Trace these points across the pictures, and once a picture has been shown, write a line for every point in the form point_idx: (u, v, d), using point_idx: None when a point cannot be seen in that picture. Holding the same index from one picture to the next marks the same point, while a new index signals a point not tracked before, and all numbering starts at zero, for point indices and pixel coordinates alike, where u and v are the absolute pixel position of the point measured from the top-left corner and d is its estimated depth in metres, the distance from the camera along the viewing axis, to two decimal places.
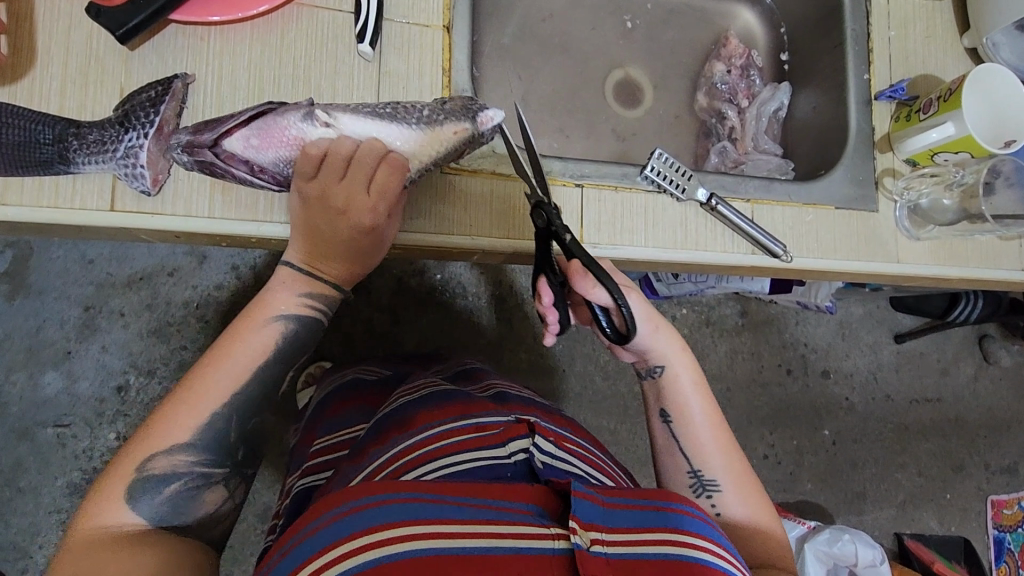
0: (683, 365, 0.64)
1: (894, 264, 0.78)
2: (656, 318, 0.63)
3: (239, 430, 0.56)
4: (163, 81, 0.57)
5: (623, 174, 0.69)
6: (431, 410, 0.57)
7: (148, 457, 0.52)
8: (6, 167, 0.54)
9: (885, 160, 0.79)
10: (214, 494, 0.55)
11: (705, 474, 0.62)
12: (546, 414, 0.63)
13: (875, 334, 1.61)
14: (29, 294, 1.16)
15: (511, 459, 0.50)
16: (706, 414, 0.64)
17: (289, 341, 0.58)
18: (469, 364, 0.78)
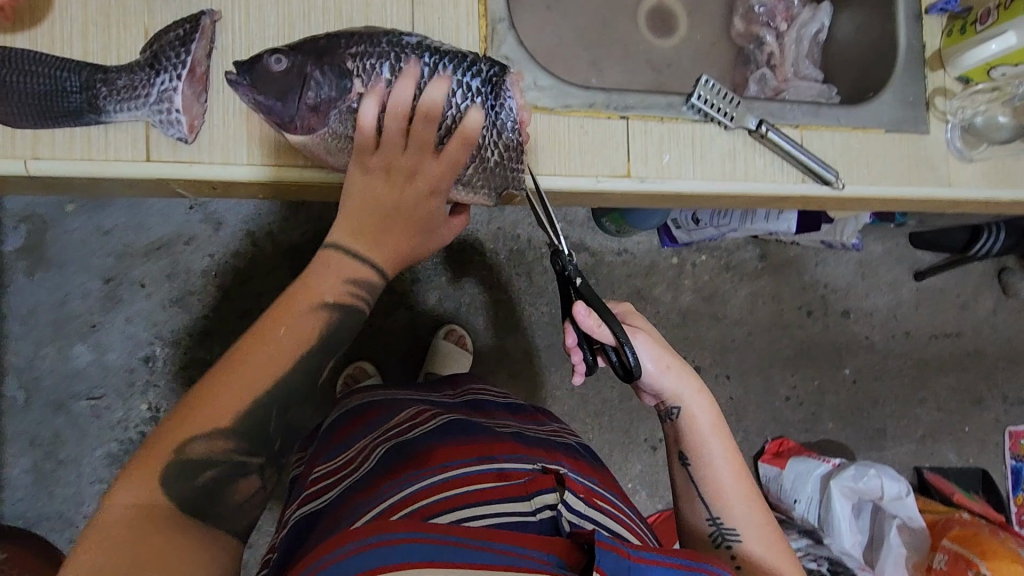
0: (701, 406, 0.66)
1: (945, 188, 0.74)
2: (668, 359, 0.65)
3: (278, 417, 0.53)
4: (190, 19, 0.55)
5: (669, 104, 0.66)
6: (456, 448, 0.58)
7: (188, 438, 0.49)
8: (38, 119, 0.53)
9: (936, 79, 0.75)
10: (247, 483, 0.52)
11: (724, 522, 0.64)
12: (570, 462, 0.62)
13: (895, 272, 1.58)
14: (49, 269, 1.14)
15: (537, 516, 0.50)
16: (725, 457, 0.66)
17: (332, 331, 0.55)
18: (489, 392, 0.79)
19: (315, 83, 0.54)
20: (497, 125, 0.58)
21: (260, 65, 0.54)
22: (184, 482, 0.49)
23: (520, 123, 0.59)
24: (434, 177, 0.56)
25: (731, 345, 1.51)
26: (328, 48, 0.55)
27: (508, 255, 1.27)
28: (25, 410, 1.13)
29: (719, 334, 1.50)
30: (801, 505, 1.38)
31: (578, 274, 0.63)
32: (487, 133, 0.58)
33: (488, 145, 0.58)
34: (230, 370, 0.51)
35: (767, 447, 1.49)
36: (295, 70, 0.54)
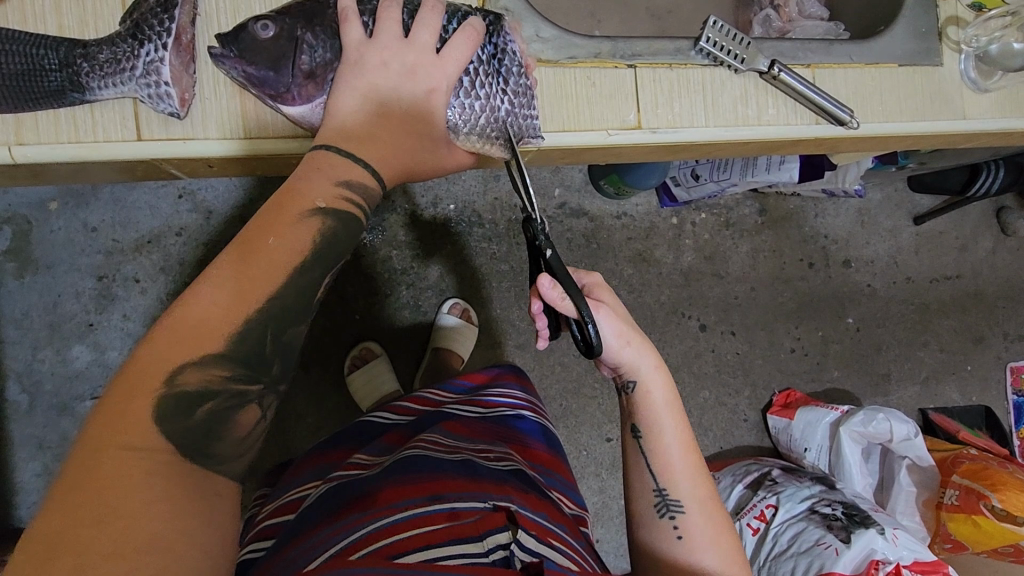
0: (656, 382, 0.64)
1: (960, 122, 0.72)
2: (629, 334, 0.62)
3: (274, 341, 0.47)
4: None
5: (677, 49, 0.64)
6: (406, 485, 0.59)
7: (178, 368, 0.43)
8: (18, 103, 0.50)
9: (948, 8, 0.73)
10: (246, 415, 0.47)
11: (669, 494, 0.63)
12: (524, 494, 0.62)
13: (894, 218, 1.58)
14: (38, 270, 1.11)
15: (489, 557, 0.51)
16: (677, 434, 0.64)
17: (327, 241, 0.49)
18: (440, 407, 0.80)
19: (308, 49, 0.52)
20: (499, 69, 0.57)
21: (247, 32, 0.51)
22: (178, 420, 0.43)
23: (525, 67, 0.59)
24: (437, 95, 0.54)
25: (735, 301, 1.50)
26: (317, 9, 0.53)
27: (506, 223, 1.25)
28: (29, 415, 1.11)
29: (722, 292, 1.49)
30: (812, 453, 1.39)
31: (549, 245, 0.61)
32: (491, 79, 0.57)
33: (495, 92, 0.57)
34: (215, 288, 0.45)
35: (775, 399, 1.48)
36: (284, 36, 0.51)
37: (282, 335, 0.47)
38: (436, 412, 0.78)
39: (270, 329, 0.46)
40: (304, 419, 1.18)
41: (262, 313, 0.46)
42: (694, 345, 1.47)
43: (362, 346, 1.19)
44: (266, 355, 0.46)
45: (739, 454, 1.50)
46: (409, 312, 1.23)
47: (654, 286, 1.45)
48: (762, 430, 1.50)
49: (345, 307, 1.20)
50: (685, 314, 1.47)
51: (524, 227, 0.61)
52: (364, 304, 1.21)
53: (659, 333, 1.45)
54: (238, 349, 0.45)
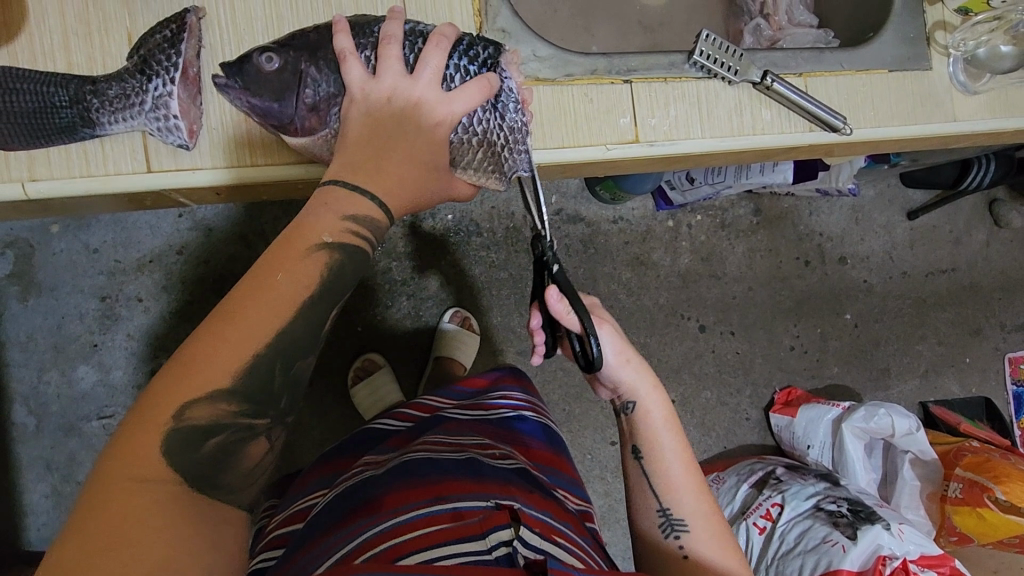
0: (654, 402, 0.66)
1: (951, 123, 0.73)
2: (629, 354, 0.65)
3: (283, 373, 0.47)
4: (176, 19, 0.52)
5: (671, 63, 0.65)
6: (412, 487, 0.60)
7: (187, 404, 0.44)
8: (29, 138, 0.51)
9: (935, 13, 0.74)
10: (255, 448, 0.48)
11: (674, 512, 0.64)
12: (527, 492, 0.61)
13: (888, 214, 1.59)
14: (41, 293, 1.12)
15: (494, 555, 0.51)
16: (677, 452, 0.66)
17: (335, 274, 0.49)
18: (441, 411, 0.80)
19: (312, 82, 0.53)
20: (497, 103, 0.57)
21: (255, 63, 0.52)
22: (187, 454, 0.44)
23: (523, 103, 0.59)
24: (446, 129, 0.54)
25: (733, 301, 1.51)
26: (320, 42, 0.53)
27: (505, 233, 1.26)
28: (36, 437, 1.11)
29: (720, 292, 1.50)
30: (815, 450, 1.40)
31: (556, 260, 0.60)
32: (489, 113, 0.57)
33: (494, 124, 0.58)
34: (223, 328, 0.45)
35: (776, 398, 1.50)
36: (288, 68, 0.52)
37: (292, 367, 0.48)
38: (438, 416, 0.78)
39: (274, 358, 0.46)
40: (310, 432, 1.19)
41: (269, 349, 0.46)
42: (694, 345, 1.49)
43: (365, 357, 1.20)
44: (272, 383, 0.47)
45: (743, 453, 1.51)
46: (411, 325, 1.24)
47: (652, 288, 1.46)
48: (764, 428, 1.51)
49: (348, 321, 1.21)
50: (685, 315, 1.48)
51: (534, 244, 0.61)
52: (366, 317, 1.21)
53: (659, 335, 1.47)
54: (243, 379, 0.45)
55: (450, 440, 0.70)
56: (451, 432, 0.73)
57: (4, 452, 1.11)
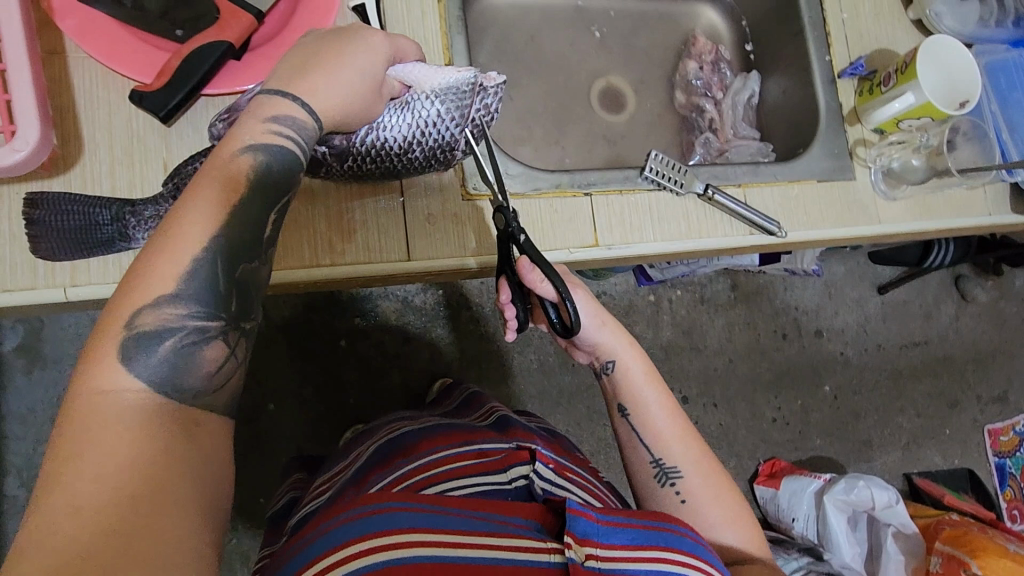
0: (632, 357, 0.70)
1: (876, 225, 0.83)
2: (604, 317, 0.69)
3: (228, 274, 0.47)
4: (206, 152, 0.61)
5: (625, 177, 0.76)
6: (440, 438, 0.67)
7: (135, 312, 0.44)
8: (75, 251, 0.60)
9: (855, 131, 0.86)
10: (214, 350, 0.47)
11: (666, 461, 0.68)
12: (546, 442, 0.69)
13: (859, 289, 1.68)
14: (46, 366, 1.17)
15: (512, 485, 0.58)
16: (660, 403, 0.70)
17: (262, 174, 0.50)
18: (472, 391, 0.88)
19: None
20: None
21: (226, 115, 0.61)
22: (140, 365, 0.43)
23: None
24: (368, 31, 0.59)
25: (714, 374, 1.57)
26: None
27: (493, 309, 1.34)
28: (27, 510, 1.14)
29: (701, 365, 1.57)
30: (799, 523, 1.42)
31: (522, 231, 0.63)
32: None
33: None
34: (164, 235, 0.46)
35: (761, 469, 1.54)
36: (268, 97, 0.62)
37: (236, 266, 0.48)
38: (469, 397, 0.86)
39: None
40: None
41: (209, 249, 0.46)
42: None
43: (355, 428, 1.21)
44: None
45: None
46: (401, 394, 1.29)
47: None
48: (750, 499, 1.54)
49: (340, 393, 1.27)
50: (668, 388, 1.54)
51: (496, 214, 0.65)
52: (357, 388, 1.27)
53: None
54: None
55: (480, 410, 0.78)
56: (480, 406, 0.80)
57: None
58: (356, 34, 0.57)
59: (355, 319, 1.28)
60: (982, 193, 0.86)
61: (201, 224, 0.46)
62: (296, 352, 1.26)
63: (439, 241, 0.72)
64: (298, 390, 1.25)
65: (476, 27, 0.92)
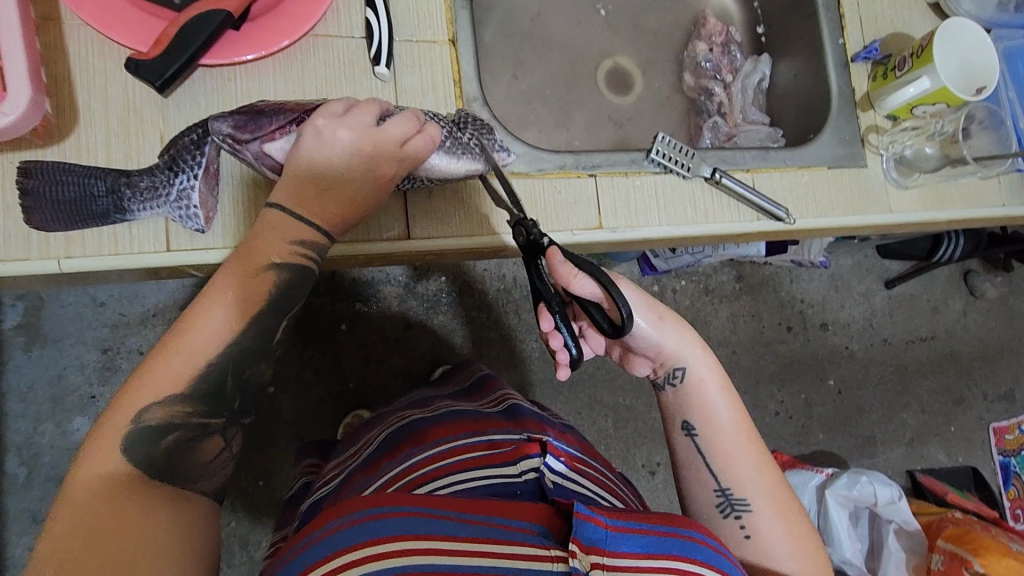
0: (705, 369, 0.69)
1: (887, 214, 0.82)
2: (671, 322, 0.67)
3: (235, 379, 0.58)
4: (202, 123, 0.62)
5: (631, 160, 0.74)
6: (453, 425, 0.66)
7: (142, 409, 0.54)
8: (68, 222, 0.59)
9: (868, 117, 0.84)
10: (211, 443, 0.58)
11: (734, 492, 0.66)
12: (558, 431, 0.68)
13: (866, 283, 1.66)
14: (46, 344, 1.17)
15: (523, 478, 0.57)
16: (732, 423, 0.68)
17: (279, 291, 0.59)
18: (483, 372, 0.86)
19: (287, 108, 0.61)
20: (459, 120, 0.68)
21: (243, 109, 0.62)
22: (141, 449, 0.53)
23: (479, 118, 0.70)
24: (389, 153, 0.59)
25: None
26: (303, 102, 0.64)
27: (496, 294, 1.34)
28: (26, 488, 1.14)
29: None
30: (800, 517, 1.41)
31: (547, 239, 0.61)
32: (453, 124, 0.67)
33: (457, 128, 0.67)
34: (177, 343, 0.55)
35: None
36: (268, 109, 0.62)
37: (240, 374, 0.58)
38: (481, 378, 0.84)
39: None
40: None
41: (218, 360, 0.56)
42: None
43: (354, 413, 1.22)
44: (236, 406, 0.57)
45: None
46: (401, 380, 1.29)
47: None
48: None
49: (341, 377, 1.26)
50: None
51: (516, 229, 0.62)
52: (358, 373, 1.27)
53: None
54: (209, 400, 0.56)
55: (491, 395, 0.77)
56: (492, 391, 0.78)
57: None
58: (370, 162, 0.58)
59: (357, 303, 1.28)
60: (996, 183, 0.84)
61: (216, 340, 0.56)
62: (296, 335, 1.25)
63: (444, 219, 0.71)
64: (298, 372, 1.25)
65: (482, 4, 0.91)
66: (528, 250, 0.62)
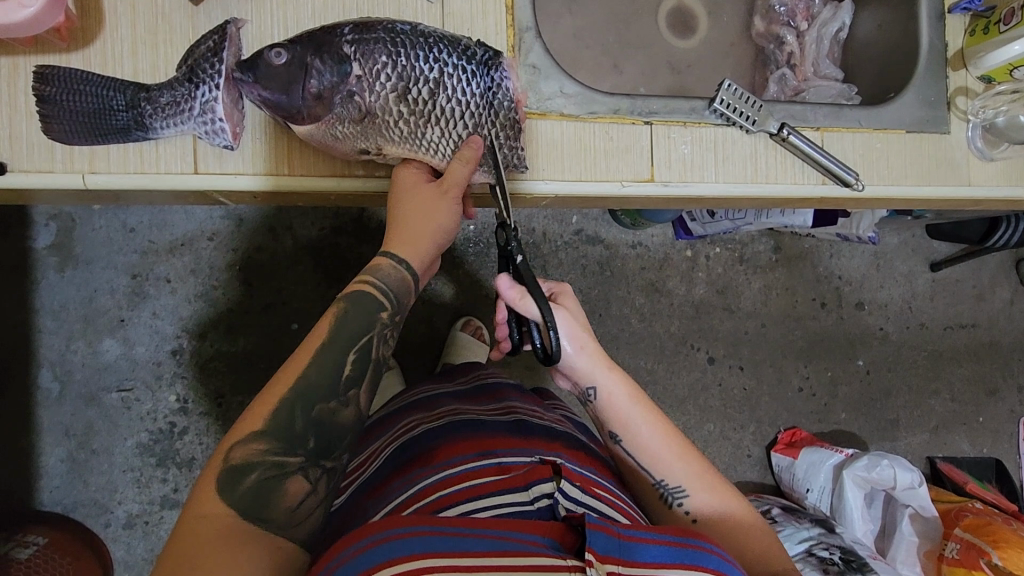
0: (614, 382, 0.67)
1: (965, 188, 0.74)
2: (584, 339, 0.66)
3: (303, 415, 0.56)
4: (217, 30, 0.57)
5: (691, 108, 0.68)
6: (462, 443, 0.64)
7: (228, 450, 0.54)
8: (89, 136, 0.57)
9: (958, 78, 0.75)
10: (293, 485, 0.55)
11: (669, 483, 0.67)
12: (571, 451, 0.66)
13: (910, 263, 1.57)
14: (78, 265, 1.17)
15: (535, 506, 0.55)
16: (652, 423, 0.68)
17: (346, 322, 0.59)
18: (495, 378, 0.83)
19: (317, 73, 0.57)
20: (493, 105, 0.61)
21: (259, 52, 0.57)
22: (230, 488, 0.53)
23: (518, 101, 0.63)
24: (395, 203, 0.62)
25: (745, 337, 1.50)
26: (326, 38, 0.57)
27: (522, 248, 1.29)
28: (59, 403, 1.16)
29: (732, 326, 1.49)
30: (813, 494, 1.38)
31: (520, 250, 0.62)
32: (484, 110, 0.61)
33: (486, 120, 0.61)
34: (266, 396, 0.57)
35: (780, 436, 1.48)
36: (296, 61, 0.56)
37: (311, 407, 0.57)
38: (489, 384, 0.80)
39: (293, 400, 0.56)
40: None
41: (290, 395, 0.56)
42: (701, 377, 1.47)
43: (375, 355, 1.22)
44: (290, 424, 0.56)
45: (742, 489, 1.48)
46: (422, 326, 1.27)
47: (664, 316, 1.45)
48: (765, 465, 1.48)
49: None
50: (694, 346, 1.47)
51: (499, 231, 0.63)
52: None
53: (667, 365, 1.45)
54: (267, 425, 0.55)
55: (499, 406, 0.73)
56: (499, 399, 0.76)
57: (26, 414, 1.15)
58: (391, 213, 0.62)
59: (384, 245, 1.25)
60: None
61: (293, 377, 0.57)
62: (321, 273, 1.23)
63: None
64: (321, 311, 1.22)
65: None
66: (504, 253, 0.64)
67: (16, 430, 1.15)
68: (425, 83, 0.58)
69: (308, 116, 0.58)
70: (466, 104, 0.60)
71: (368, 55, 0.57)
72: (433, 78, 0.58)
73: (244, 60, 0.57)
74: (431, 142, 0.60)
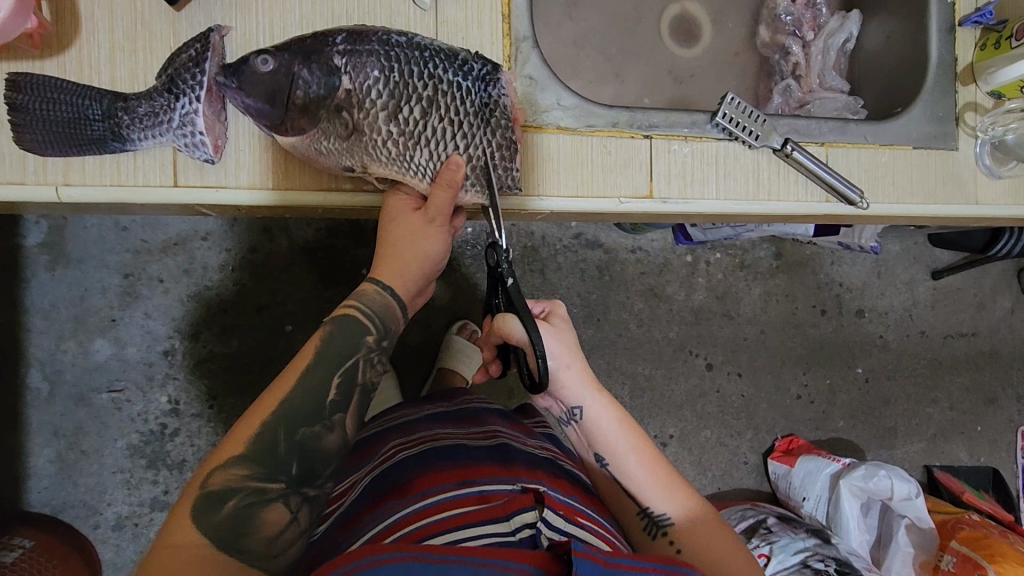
0: (601, 405, 0.66)
1: (972, 206, 0.72)
2: (572, 359, 0.64)
3: (288, 439, 0.55)
4: (200, 38, 0.56)
5: (693, 122, 0.66)
6: (443, 471, 0.63)
7: (208, 473, 0.53)
8: (64, 146, 0.55)
9: (967, 93, 0.73)
10: (273, 513, 0.54)
11: (653, 511, 0.66)
12: (554, 478, 0.65)
13: (912, 271, 1.55)
14: (69, 264, 1.15)
15: (518, 537, 0.53)
16: (637, 448, 0.67)
17: (329, 343, 0.59)
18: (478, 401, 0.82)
19: (304, 82, 0.54)
20: (489, 119, 0.59)
21: (245, 58, 0.55)
22: (208, 515, 0.51)
23: (514, 120, 0.60)
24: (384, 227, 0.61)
25: (744, 343, 1.48)
26: (317, 46, 0.55)
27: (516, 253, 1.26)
28: (49, 403, 1.14)
29: (731, 333, 1.47)
30: (809, 503, 1.36)
31: (511, 273, 0.61)
32: (478, 128, 0.59)
33: (479, 138, 0.59)
34: (249, 418, 0.56)
35: (776, 444, 1.47)
36: (282, 70, 0.54)
37: (295, 432, 0.56)
38: (472, 408, 0.80)
39: (277, 423, 0.55)
40: None
41: (273, 418, 0.55)
42: (699, 384, 1.45)
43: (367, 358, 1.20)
44: (273, 447, 0.55)
45: (738, 497, 1.47)
46: (416, 330, 1.25)
47: (663, 321, 1.44)
48: (761, 473, 1.47)
49: None
50: (692, 352, 1.45)
51: (489, 252, 0.61)
52: None
53: (665, 371, 1.43)
54: (249, 447, 0.54)
55: (480, 429, 0.73)
56: (481, 423, 0.75)
57: (15, 414, 1.13)
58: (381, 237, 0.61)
59: None
60: None
61: (277, 400, 0.56)
62: (315, 276, 1.21)
63: None
64: (315, 314, 1.20)
65: None
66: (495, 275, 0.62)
67: (4, 430, 1.13)
68: (417, 100, 0.56)
69: (292, 128, 0.56)
70: (458, 122, 0.58)
71: (360, 67, 0.55)
72: (427, 94, 0.56)
73: (228, 64, 0.56)
74: (419, 164, 0.58)
